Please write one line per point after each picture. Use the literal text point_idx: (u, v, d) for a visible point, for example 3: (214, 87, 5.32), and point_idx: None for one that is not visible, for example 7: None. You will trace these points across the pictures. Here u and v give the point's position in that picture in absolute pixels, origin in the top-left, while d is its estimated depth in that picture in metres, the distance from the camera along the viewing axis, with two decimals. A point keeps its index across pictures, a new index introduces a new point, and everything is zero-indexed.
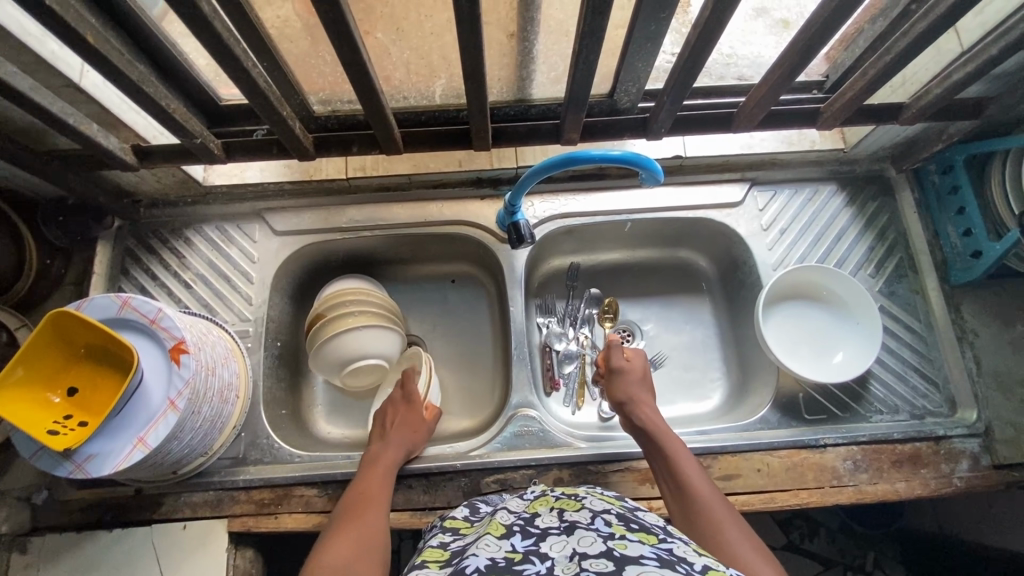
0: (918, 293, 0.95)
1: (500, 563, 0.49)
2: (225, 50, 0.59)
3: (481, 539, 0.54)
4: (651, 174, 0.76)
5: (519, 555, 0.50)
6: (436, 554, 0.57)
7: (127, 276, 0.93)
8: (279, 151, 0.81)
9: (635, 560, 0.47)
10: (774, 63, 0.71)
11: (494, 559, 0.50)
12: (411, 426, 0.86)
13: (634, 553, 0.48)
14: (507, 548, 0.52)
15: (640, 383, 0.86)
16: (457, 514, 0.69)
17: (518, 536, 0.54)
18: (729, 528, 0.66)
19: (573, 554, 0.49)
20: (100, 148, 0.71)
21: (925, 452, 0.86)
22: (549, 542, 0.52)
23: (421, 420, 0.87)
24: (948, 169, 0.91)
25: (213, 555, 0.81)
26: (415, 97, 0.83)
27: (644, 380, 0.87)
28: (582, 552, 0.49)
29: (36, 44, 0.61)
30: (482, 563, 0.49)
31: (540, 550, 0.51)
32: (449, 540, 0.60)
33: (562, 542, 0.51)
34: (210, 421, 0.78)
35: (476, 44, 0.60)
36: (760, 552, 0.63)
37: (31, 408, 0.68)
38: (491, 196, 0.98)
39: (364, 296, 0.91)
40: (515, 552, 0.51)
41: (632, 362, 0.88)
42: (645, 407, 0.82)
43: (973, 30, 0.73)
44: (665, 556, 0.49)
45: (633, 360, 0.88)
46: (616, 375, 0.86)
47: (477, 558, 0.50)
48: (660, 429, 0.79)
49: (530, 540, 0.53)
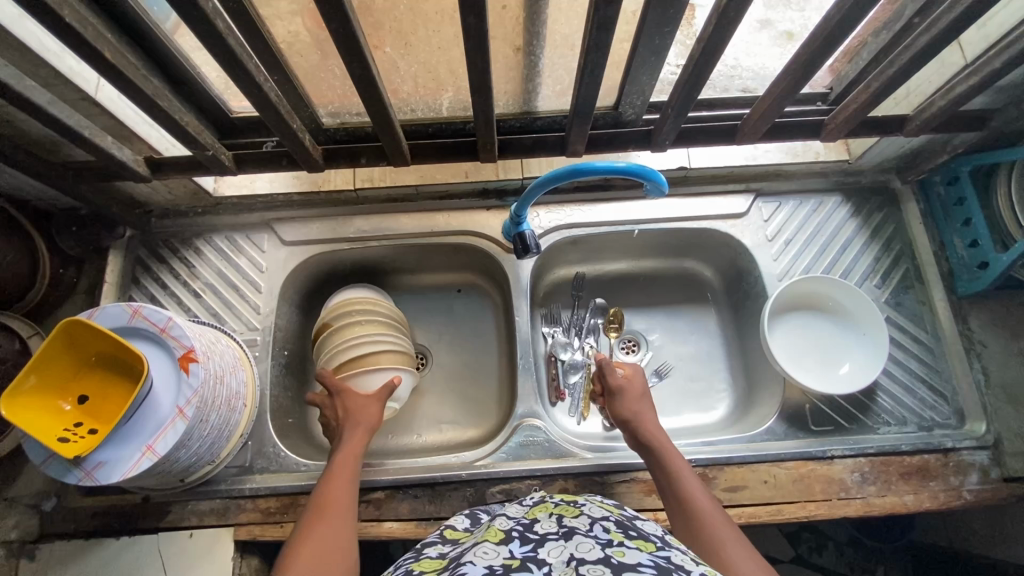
0: (924, 304, 0.94)
1: (497, 571, 0.48)
2: (239, 65, 0.60)
3: (479, 546, 0.54)
4: (657, 186, 0.76)
5: (517, 561, 0.50)
6: (433, 564, 0.56)
7: (137, 285, 0.94)
8: (289, 163, 0.82)
9: (633, 568, 0.47)
10: (777, 77, 0.72)
11: (490, 565, 0.49)
12: (360, 408, 0.82)
13: (632, 561, 0.48)
14: (505, 555, 0.51)
15: (644, 401, 0.84)
16: (457, 524, 0.69)
17: (516, 542, 0.54)
18: (729, 540, 0.64)
19: (570, 559, 0.49)
20: (114, 159, 0.72)
21: (933, 464, 0.85)
22: (547, 548, 0.52)
23: (362, 399, 0.83)
24: (953, 181, 0.91)
25: (219, 565, 0.82)
26: (422, 109, 0.84)
27: (647, 399, 0.85)
28: (579, 558, 0.49)
29: (53, 59, 0.63)
30: (478, 569, 0.48)
31: (537, 557, 0.51)
32: (447, 550, 0.59)
33: (560, 548, 0.52)
34: (218, 429, 0.78)
35: (484, 58, 0.61)
36: (759, 564, 0.60)
37: (42, 416, 0.69)
38: (497, 206, 0.99)
39: (371, 307, 0.92)
40: (513, 559, 0.51)
41: (631, 379, 0.87)
42: (648, 422, 0.81)
43: (976, 43, 0.74)
44: (662, 564, 0.49)
45: (632, 378, 0.87)
46: (616, 394, 0.84)
47: (473, 566, 0.49)
48: (665, 447, 0.77)
49: (528, 546, 0.53)
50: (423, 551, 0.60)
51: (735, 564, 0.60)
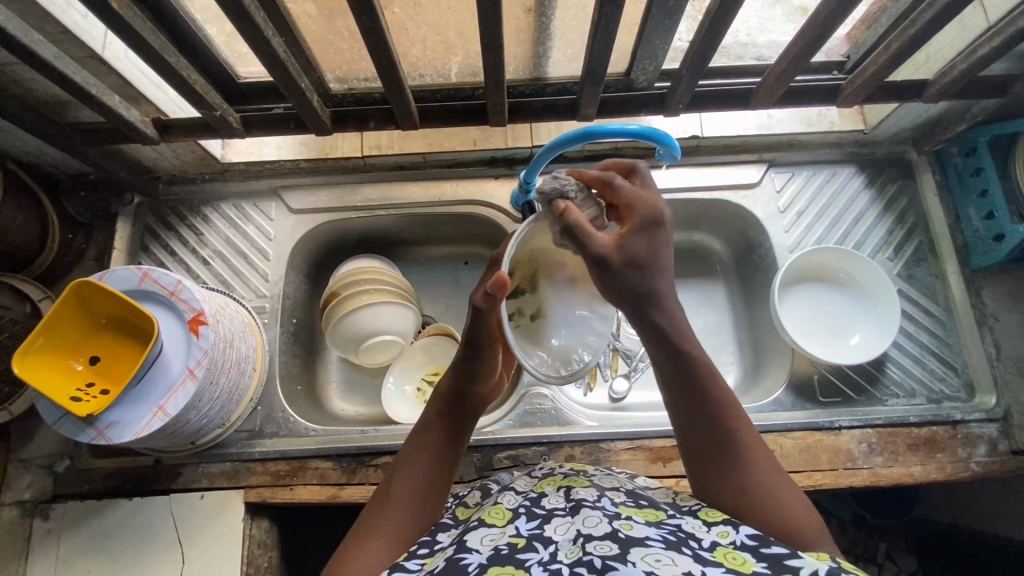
0: (937, 277, 0.93)
1: (503, 552, 0.50)
2: (247, 20, 0.59)
3: (484, 526, 0.54)
4: (670, 151, 0.74)
5: (523, 541, 0.51)
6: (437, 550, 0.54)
7: (146, 252, 0.95)
8: (296, 127, 0.82)
9: (642, 543, 0.48)
10: (792, 39, 0.70)
11: (496, 549, 0.50)
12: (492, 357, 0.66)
13: (640, 535, 0.49)
14: (511, 534, 0.52)
15: (660, 267, 0.60)
16: (467, 499, 0.67)
17: (523, 518, 0.54)
18: (787, 496, 0.56)
19: (577, 537, 0.49)
20: (122, 119, 0.71)
21: (942, 436, 0.85)
22: (554, 525, 0.52)
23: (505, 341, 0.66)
24: (971, 151, 0.90)
25: (230, 525, 0.83)
26: (431, 75, 0.84)
27: (656, 266, 0.60)
28: (586, 534, 0.49)
29: (60, 14, 0.62)
30: (484, 555, 0.49)
31: (544, 535, 0.51)
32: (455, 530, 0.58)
33: (567, 524, 0.52)
34: (228, 393, 0.79)
35: (495, 15, 0.60)
36: (820, 530, 0.54)
37: (55, 375, 0.70)
38: (505, 175, 0.98)
39: (377, 276, 0.92)
40: (519, 537, 0.51)
41: (599, 246, 0.58)
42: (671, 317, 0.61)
43: (1000, 4, 0.72)
44: (671, 538, 0.49)
45: (608, 243, 0.58)
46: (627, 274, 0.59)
47: (478, 554, 0.50)
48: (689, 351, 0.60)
49: (535, 523, 0.53)
50: (434, 539, 0.57)
51: (804, 533, 0.53)
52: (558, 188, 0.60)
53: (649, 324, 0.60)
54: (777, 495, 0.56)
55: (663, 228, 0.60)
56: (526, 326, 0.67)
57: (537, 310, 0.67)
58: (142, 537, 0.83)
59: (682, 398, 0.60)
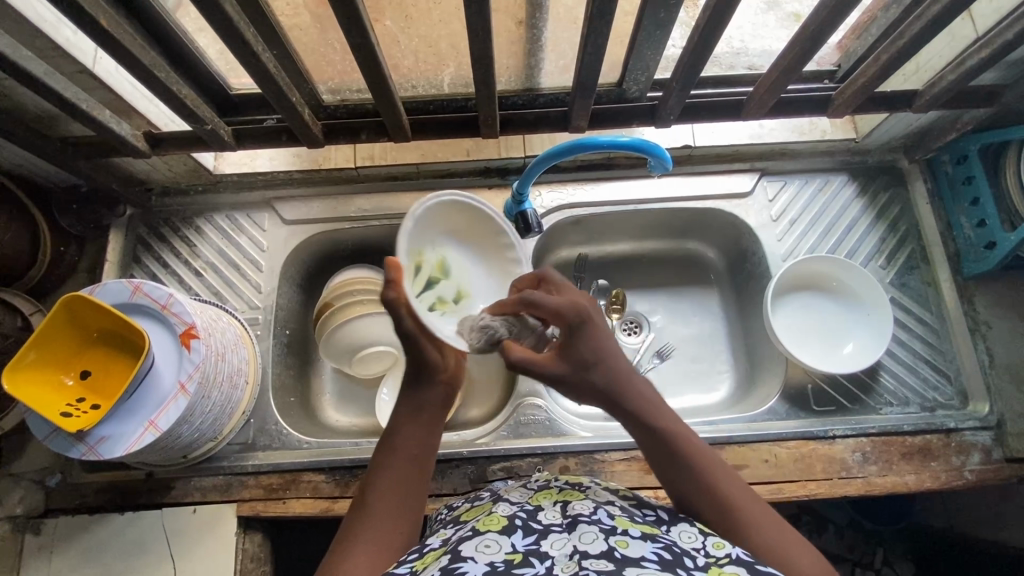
0: (930, 285, 0.93)
1: (499, 567, 0.49)
2: (236, 36, 0.59)
3: (481, 534, 0.54)
4: (661, 162, 0.75)
5: (519, 557, 0.50)
6: (432, 558, 0.54)
7: (138, 264, 0.94)
8: (289, 139, 0.81)
9: (636, 563, 0.48)
10: (783, 50, 0.71)
11: (492, 563, 0.49)
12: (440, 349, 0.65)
13: (635, 554, 0.49)
14: (507, 549, 0.51)
15: (607, 359, 0.62)
16: (466, 507, 0.66)
17: (519, 532, 0.54)
18: (798, 552, 0.55)
19: (573, 553, 0.49)
20: (112, 134, 0.71)
21: (935, 445, 0.85)
22: (550, 541, 0.52)
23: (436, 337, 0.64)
24: (962, 159, 0.90)
25: (222, 539, 0.83)
26: (423, 86, 0.83)
27: (606, 362, 0.62)
28: (582, 551, 0.49)
29: (50, 30, 0.62)
30: (480, 567, 0.49)
31: (540, 550, 0.51)
32: (450, 536, 0.57)
33: (563, 540, 0.52)
34: (220, 406, 0.79)
35: (485, 28, 0.60)
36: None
37: (45, 391, 0.70)
38: (499, 185, 0.98)
39: (373, 286, 0.92)
40: (516, 553, 0.51)
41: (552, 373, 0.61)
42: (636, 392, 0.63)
43: (989, 15, 0.72)
44: (666, 557, 0.49)
45: (555, 362, 0.61)
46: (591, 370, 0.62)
47: (474, 564, 0.49)
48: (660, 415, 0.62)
49: (531, 538, 0.53)
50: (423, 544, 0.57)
51: None
52: (488, 336, 0.60)
53: (619, 410, 0.63)
54: (792, 558, 0.54)
55: (590, 322, 0.61)
56: (452, 311, 0.62)
57: (456, 292, 0.63)
58: (133, 552, 0.82)
59: (667, 468, 0.61)
